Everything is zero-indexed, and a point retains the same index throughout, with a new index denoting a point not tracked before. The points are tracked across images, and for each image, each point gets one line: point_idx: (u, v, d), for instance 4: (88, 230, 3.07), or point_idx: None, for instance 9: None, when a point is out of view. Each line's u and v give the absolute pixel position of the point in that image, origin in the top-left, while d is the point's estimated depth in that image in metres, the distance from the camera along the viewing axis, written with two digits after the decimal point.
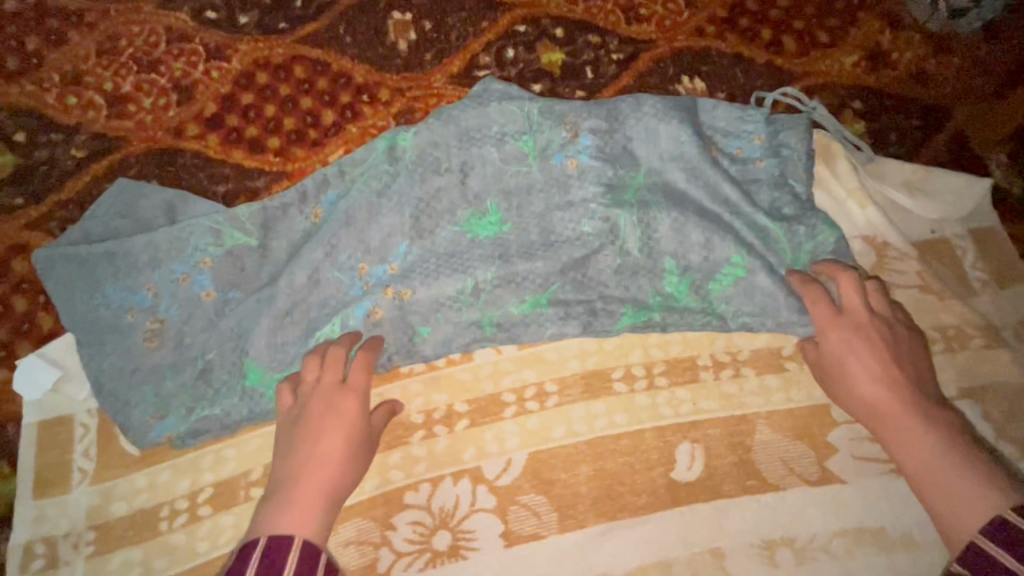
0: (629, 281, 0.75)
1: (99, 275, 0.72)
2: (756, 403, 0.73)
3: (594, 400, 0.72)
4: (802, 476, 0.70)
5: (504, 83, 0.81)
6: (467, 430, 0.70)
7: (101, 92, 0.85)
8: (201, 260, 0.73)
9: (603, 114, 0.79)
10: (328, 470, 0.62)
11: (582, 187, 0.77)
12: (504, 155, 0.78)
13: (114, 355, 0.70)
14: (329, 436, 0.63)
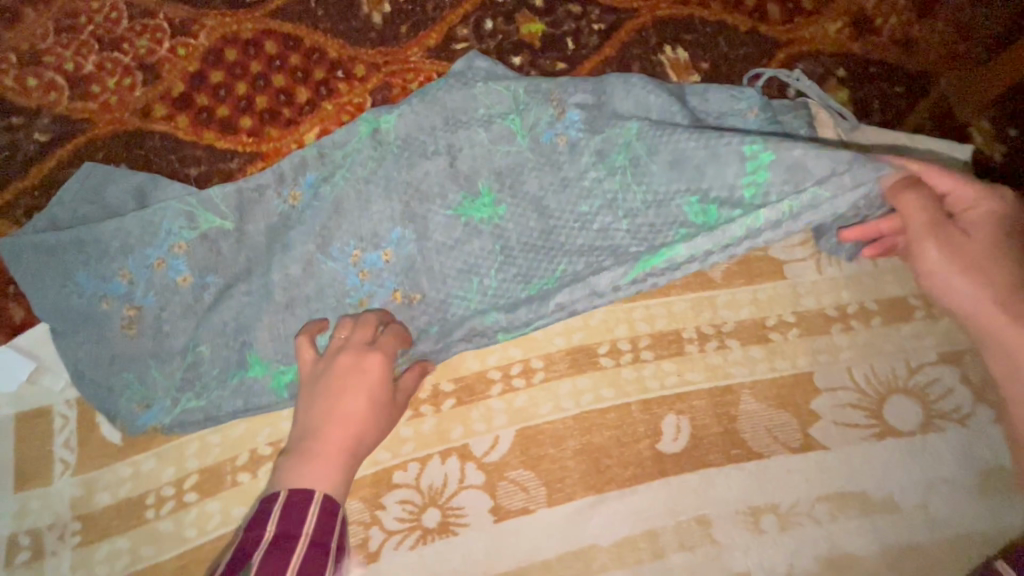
0: (640, 237, 0.74)
1: (70, 264, 0.70)
2: (741, 373, 0.73)
3: (580, 375, 0.72)
4: (786, 443, 0.71)
5: (489, 61, 0.80)
6: (455, 408, 0.70)
7: (62, 72, 0.82)
8: (175, 244, 0.71)
9: (593, 89, 0.79)
10: (352, 428, 0.60)
11: (574, 162, 0.76)
12: (492, 136, 0.77)
13: (91, 344, 0.68)
14: (352, 397, 0.61)
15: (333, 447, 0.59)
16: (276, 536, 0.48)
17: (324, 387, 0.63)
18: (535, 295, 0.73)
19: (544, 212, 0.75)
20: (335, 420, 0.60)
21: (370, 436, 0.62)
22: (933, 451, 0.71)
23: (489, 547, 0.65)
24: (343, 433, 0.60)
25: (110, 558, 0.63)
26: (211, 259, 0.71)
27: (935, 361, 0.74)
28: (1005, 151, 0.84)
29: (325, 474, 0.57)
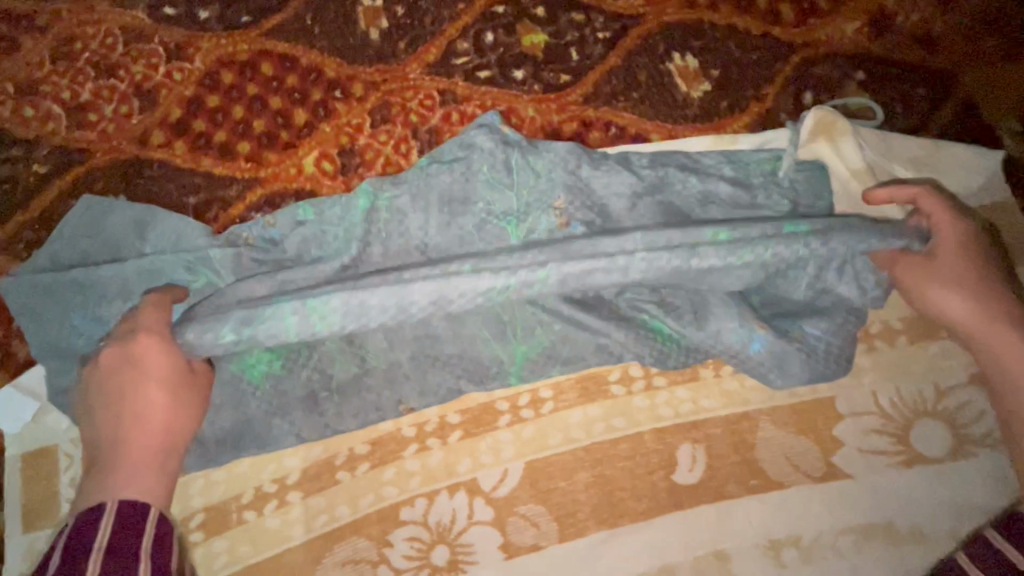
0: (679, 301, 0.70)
1: (72, 302, 0.69)
2: (759, 399, 0.70)
3: (591, 404, 0.70)
4: (807, 472, 0.68)
5: (493, 130, 0.73)
6: (462, 441, 0.68)
7: (59, 101, 0.80)
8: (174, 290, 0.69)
9: (603, 175, 0.73)
10: (151, 425, 0.59)
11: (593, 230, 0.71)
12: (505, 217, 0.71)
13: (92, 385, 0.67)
14: (140, 397, 0.59)
15: (141, 440, 0.58)
16: (110, 545, 0.47)
17: (126, 404, 0.59)
18: (547, 344, 0.70)
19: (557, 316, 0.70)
20: (147, 424, 0.59)
21: (156, 425, 0.59)
22: (963, 478, 0.67)
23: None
24: (146, 427, 0.59)
25: None
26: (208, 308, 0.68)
27: (965, 383, 0.70)
28: None
29: (146, 472, 0.57)
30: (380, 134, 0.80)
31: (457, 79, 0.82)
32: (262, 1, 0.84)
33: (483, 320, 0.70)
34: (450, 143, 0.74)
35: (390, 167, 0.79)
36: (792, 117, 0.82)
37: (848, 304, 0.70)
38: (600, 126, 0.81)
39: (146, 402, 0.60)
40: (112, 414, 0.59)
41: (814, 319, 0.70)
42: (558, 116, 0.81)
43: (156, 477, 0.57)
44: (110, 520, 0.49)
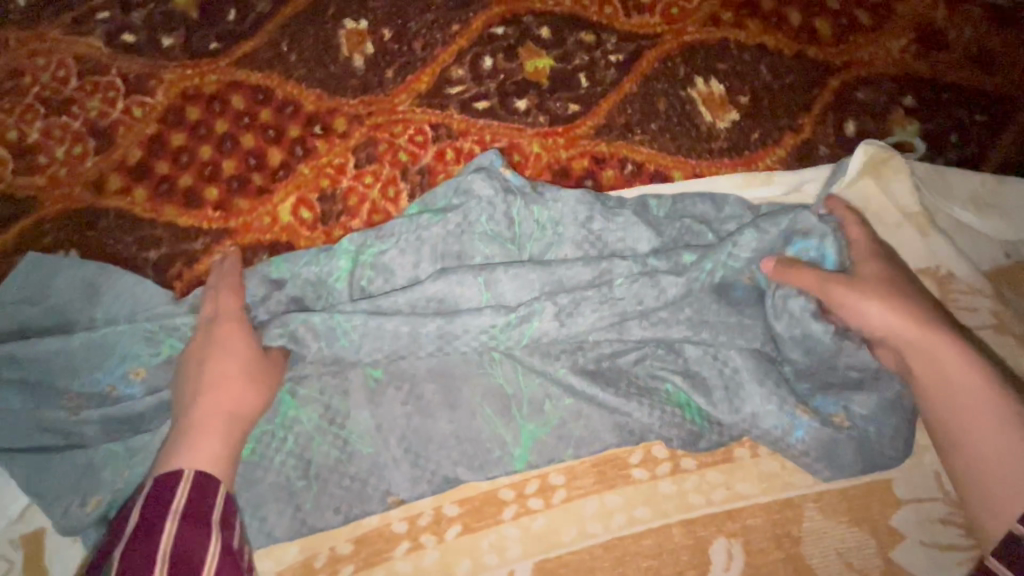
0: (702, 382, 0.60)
1: (13, 382, 0.60)
2: (804, 483, 0.61)
3: (609, 491, 0.60)
4: (863, 572, 0.58)
5: (489, 176, 0.63)
6: (461, 537, 0.59)
7: (5, 142, 0.72)
8: (133, 370, 0.60)
9: (619, 228, 0.63)
10: (220, 394, 0.54)
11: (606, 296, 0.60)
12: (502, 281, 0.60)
13: (31, 481, 0.58)
14: (215, 364, 0.55)
15: (209, 407, 0.53)
16: (187, 510, 0.45)
17: (199, 372, 0.55)
18: (555, 422, 0.60)
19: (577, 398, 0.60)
20: (217, 389, 0.54)
21: (226, 396, 0.54)
22: None
23: None
24: (215, 397, 0.53)
25: None
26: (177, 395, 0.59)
27: None
28: None
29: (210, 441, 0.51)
30: (365, 175, 0.71)
31: (452, 111, 0.73)
32: (233, 26, 0.75)
33: (485, 397, 0.60)
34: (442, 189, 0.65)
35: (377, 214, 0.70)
36: (832, 149, 0.72)
37: None
38: (614, 162, 0.72)
39: (218, 370, 0.55)
40: (185, 385, 0.55)
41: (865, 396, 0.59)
42: (566, 151, 0.72)
43: (217, 450, 0.51)
44: (187, 484, 0.47)
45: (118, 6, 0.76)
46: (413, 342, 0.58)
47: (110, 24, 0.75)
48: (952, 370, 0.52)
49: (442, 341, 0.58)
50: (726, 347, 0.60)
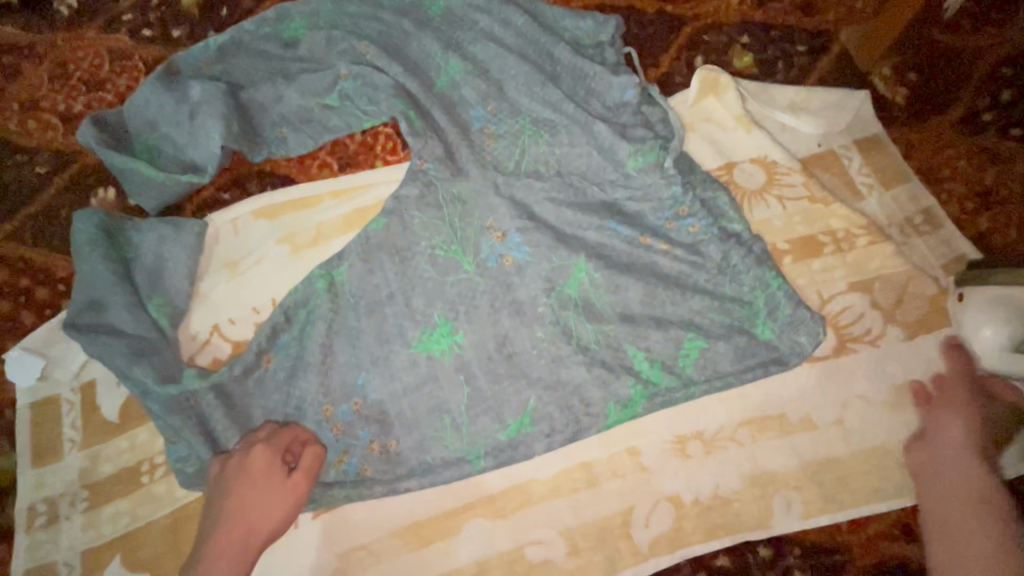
0: (569, 190, 0.84)
1: (170, 102, 0.87)
2: (663, 318, 0.79)
3: (516, 331, 0.79)
4: (710, 377, 0.76)
5: (458, 195, 0.84)
6: (403, 369, 0.78)
7: (56, 113, 0.95)
8: (199, 113, 0.85)
9: (564, 147, 0.85)
10: (269, 480, 0.68)
11: (531, 192, 0.84)
12: (477, 204, 0.83)
13: (159, 108, 0.87)
14: (259, 484, 0.68)
15: (227, 548, 0.66)
16: None
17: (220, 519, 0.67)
18: (461, 357, 0.78)
19: (472, 243, 0.82)
20: (234, 546, 0.66)
21: (252, 539, 0.67)
22: (847, 370, 0.76)
23: (445, 481, 0.73)
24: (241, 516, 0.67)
25: (115, 518, 0.73)
26: (262, 59, 0.91)
27: (846, 291, 0.80)
28: (907, 95, 0.90)
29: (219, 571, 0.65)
30: None
31: None
32: (225, 18, 0.99)
33: (428, 239, 0.82)
34: (392, 187, 0.87)
35: (351, 166, 0.91)
36: (686, 78, 0.93)
37: (739, 237, 0.81)
38: None
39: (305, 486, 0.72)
40: (214, 508, 0.68)
41: (710, 301, 0.79)
42: None
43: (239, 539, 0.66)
44: None
45: (137, 10, 1.00)
46: (397, 268, 0.82)
47: (133, 24, 0.99)
48: (954, 477, 0.68)
49: (403, 266, 0.82)
50: (577, 158, 0.85)
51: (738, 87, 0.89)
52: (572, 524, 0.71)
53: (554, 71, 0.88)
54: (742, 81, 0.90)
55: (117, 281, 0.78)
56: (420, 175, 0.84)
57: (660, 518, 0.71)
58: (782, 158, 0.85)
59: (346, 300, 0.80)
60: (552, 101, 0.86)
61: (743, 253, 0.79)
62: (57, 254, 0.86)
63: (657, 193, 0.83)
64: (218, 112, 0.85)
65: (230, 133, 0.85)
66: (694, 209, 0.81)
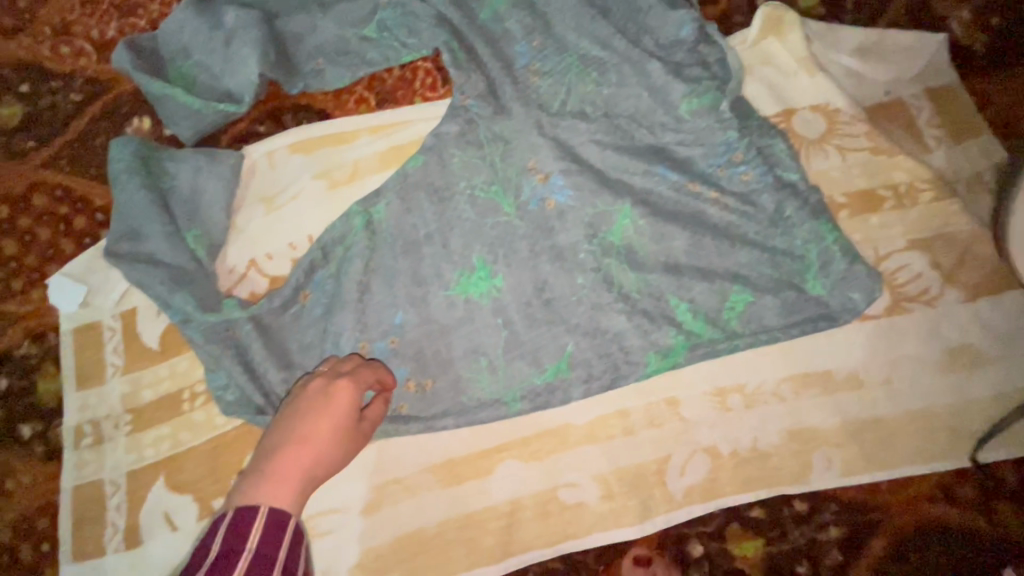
0: (617, 132, 0.80)
1: (205, 28, 0.83)
2: (709, 268, 0.76)
3: (556, 277, 0.77)
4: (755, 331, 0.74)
5: (500, 134, 0.80)
6: (441, 311, 0.77)
7: (89, 39, 0.92)
8: (234, 41, 0.82)
9: (612, 86, 0.81)
10: (349, 413, 0.63)
11: (576, 133, 0.80)
12: (520, 144, 0.80)
13: (193, 34, 0.84)
14: (335, 415, 0.62)
15: (293, 469, 0.55)
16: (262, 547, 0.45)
17: (283, 437, 0.58)
18: (499, 302, 0.77)
19: (514, 185, 0.79)
20: (300, 468, 0.55)
21: (312, 467, 0.57)
22: (899, 331, 0.74)
23: (481, 421, 0.73)
24: (310, 439, 0.59)
25: (157, 442, 0.75)
26: None
27: (905, 249, 0.76)
28: (988, 41, 0.83)
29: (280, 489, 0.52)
30: None
31: None
32: None
33: (468, 179, 0.80)
34: (431, 123, 0.83)
35: (390, 101, 0.87)
36: (746, 17, 0.87)
37: (794, 188, 0.77)
38: None
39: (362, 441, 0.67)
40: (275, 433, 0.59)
41: (760, 254, 0.76)
42: None
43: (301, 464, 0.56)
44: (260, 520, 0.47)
45: None
46: (435, 207, 0.79)
47: None
48: None
49: (442, 206, 0.79)
50: (626, 99, 0.80)
51: (803, 28, 0.83)
52: (606, 470, 0.71)
53: (606, 4, 0.83)
54: (808, 22, 0.84)
55: (155, 210, 0.77)
56: (461, 112, 0.81)
57: (696, 468, 0.71)
58: (846, 104, 0.80)
59: (382, 237, 0.78)
60: (603, 36, 0.82)
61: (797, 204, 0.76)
62: (94, 183, 0.86)
63: (710, 137, 0.78)
64: (254, 39, 0.82)
65: (267, 63, 0.82)
66: (748, 155, 0.78)
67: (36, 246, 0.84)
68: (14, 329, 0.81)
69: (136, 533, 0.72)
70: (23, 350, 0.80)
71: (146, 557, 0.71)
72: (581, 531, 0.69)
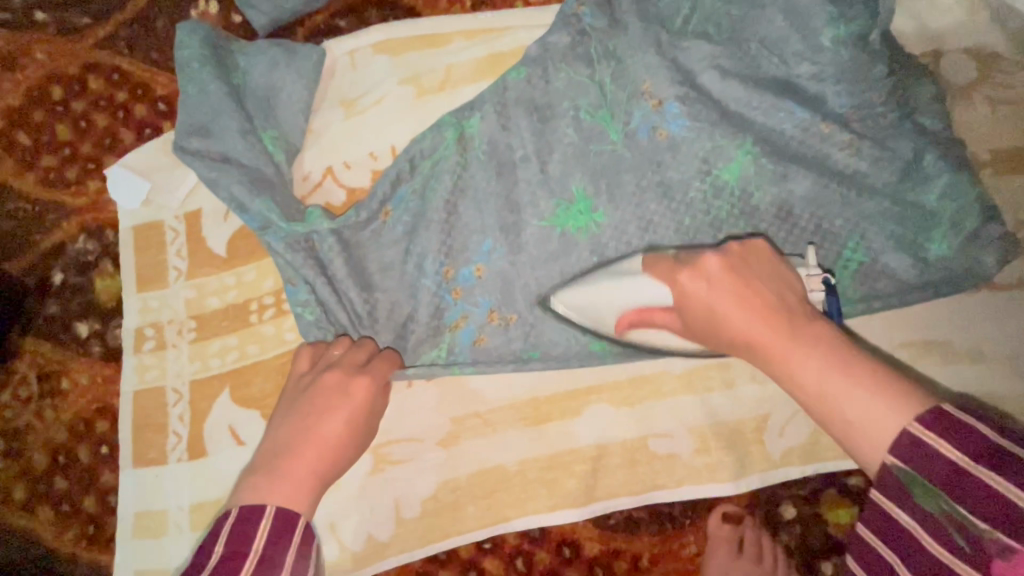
0: (743, 59, 0.72)
1: None
2: (831, 220, 0.70)
3: (663, 215, 0.71)
4: (875, 292, 0.69)
5: (614, 49, 0.72)
6: (534, 240, 0.70)
7: None
8: None
9: (745, 5, 0.71)
10: (371, 412, 0.62)
11: (698, 56, 0.72)
12: (635, 62, 0.72)
13: None
14: (346, 417, 0.60)
15: (301, 473, 0.56)
16: (266, 551, 0.49)
17: (294, 436, 0.58)
18: (596, 236, 0.71)
19: (623, 108, 0.72)
20: (308, 472, 0.56)
21: (324, 471, 0.58)
22: None
23: (570, 362, 0.68)
24: (319, 441, 0.58)
25: (222, 352, 0.70)
26: None
27: None
28: None
29: (294, 489, 0.55)
30: None
31: None
32: None
33: (570, 98, 0.72)
34: (536, 33, 0.74)
35: (489, 5, 0.78)
36: None
37: (937, 139, 0.70)
38: None
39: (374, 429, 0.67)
40: (288, 425, 0.59)
41: (892, 208, 0.69)
42: None
43: (311, 466, 0.57)
44: (268, 521, 0.51)
45: None
46: (535, 127, 0.72)
47: None
48: None
49: (542, 126, 0.72)
50: (760, 20, 0.71)
51: None
52: (702, 423, 0.66)
53: None
54: None
55: (228, 101, 0.70)
56: (573, 21, 0.72)
57: (797, 430, 0.66)
58: (1004, 49, 0.72)
59: (476, 154, 0.72)
60: None
61: (939, 156, 0.69)
62: (156, 70, 0.78)
63: (849, 70, 0.70)
64: None
65: None
66: (889, 97, 0.69)
67: (92, 133, 0.77)
68: (69, 221, 0.75)
69: (200, 445, 0.69)
70: (78, 245, 0.75)
71: (209, 469, 0.68)
72: (669, 483, 0.65)
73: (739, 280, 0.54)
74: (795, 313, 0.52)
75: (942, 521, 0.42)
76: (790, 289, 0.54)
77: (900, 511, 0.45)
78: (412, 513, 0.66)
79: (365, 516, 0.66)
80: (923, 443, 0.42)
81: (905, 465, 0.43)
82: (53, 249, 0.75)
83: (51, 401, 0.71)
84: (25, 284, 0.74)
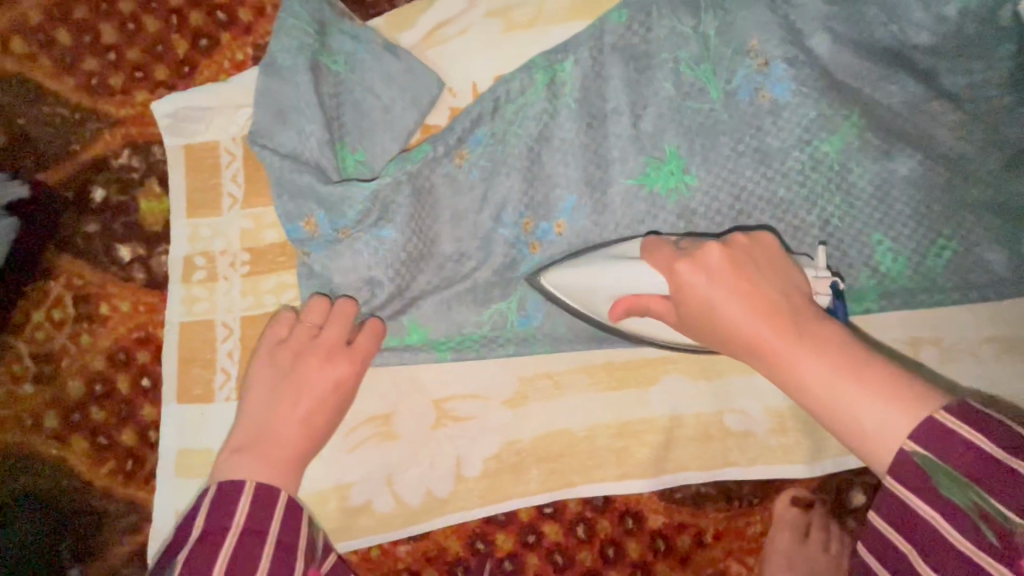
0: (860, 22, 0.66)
1: None
2: (933, 205, 0.66)
3: (757, 184, 0.67)
4: (970, 284, 0.66)
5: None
6: (620, 199, 0.66)
7: None
8: None
9: None
10: (348, 391, 0.60)
11: (812, 15, 0.66)
12: (745, 16, 0.66)
13: None
14: (312, 400, 0.59)
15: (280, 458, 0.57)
16: (244, 524, 0.50)
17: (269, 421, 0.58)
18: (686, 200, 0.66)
19: (726, 66, 0.67)
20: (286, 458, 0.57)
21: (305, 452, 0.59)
22: None
23: None
24: (292, 426, 0.58)
25: (278, 289, 0.66)
26: None
27: None
28: None
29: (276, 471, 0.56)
30: None
31: None
32: None
33: (670, 49, 0.67)
34: None
35: None
36: None
37: None
38: None
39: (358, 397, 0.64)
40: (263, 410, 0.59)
41: (995, 198, 0.66)
42: None
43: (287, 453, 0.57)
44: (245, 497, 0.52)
45: None
46: (630, 77, 0.67)
47: None
48: None
49: (638, 77, 0.67)
50: None
51: None
52: (780, 403, 0.64)
53: None
54: None
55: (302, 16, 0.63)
56: None
57: None
58: None
59: (565, 100, 0.66)
60: None
61: None
62: None
63: (967, 48, 0.66)
64: None
65: None
66: (1010, 79, 0.65)
67: (142, 39, 0.70)
68: (112, 133, 0.69)
69: None
70: (122, 160, 0.68)
71: None
72: (741, 460, 0.64)
73: (751, 269, 0.49)
74: (801, 314, 0.46)
75: (967, 515, 0.37)
76: (796, 289, 0.49)
77: (913, 503, 0.40)
78: (473, 472, 0.64)
79: (423, 470, 0.64)
80: (955, 433, 0.38)
81: (927, 451, 0.38)
82: (93, 162, 0.68)
83: (88, 326, 0.67)
84: (62, 198, 0.68)
